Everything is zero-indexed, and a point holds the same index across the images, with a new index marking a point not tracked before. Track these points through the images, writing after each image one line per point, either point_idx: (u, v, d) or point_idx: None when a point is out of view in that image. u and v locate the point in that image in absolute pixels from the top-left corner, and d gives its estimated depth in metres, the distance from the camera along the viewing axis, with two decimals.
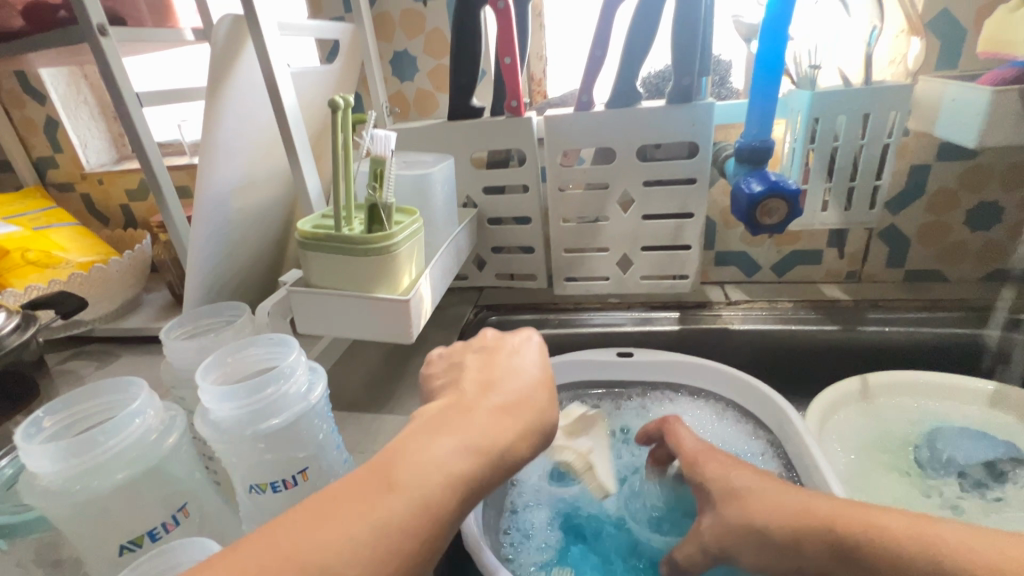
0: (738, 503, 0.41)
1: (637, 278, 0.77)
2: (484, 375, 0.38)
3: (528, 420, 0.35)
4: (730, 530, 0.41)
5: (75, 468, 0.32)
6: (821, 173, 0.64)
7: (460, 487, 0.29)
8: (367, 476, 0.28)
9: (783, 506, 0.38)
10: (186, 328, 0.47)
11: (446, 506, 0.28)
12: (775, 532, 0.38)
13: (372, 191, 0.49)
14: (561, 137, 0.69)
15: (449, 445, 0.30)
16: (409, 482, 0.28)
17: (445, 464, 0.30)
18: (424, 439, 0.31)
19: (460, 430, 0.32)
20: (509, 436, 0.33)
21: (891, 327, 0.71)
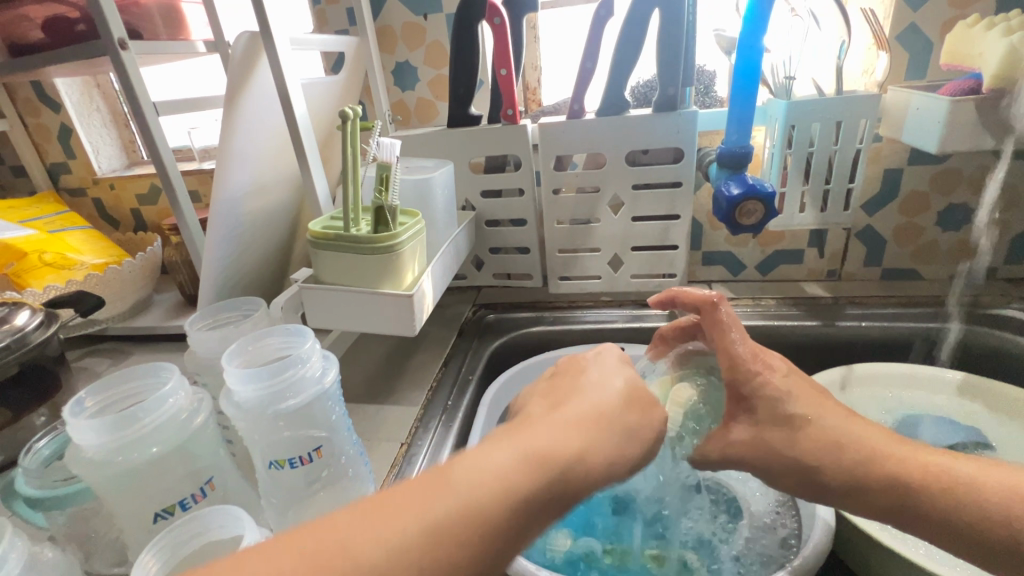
0: (789, 432, 0.40)
1: (628, 277, 0.81)
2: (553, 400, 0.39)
3: (597, 438, 0.34)
4: (770, 455, 0.41)
5: (117, 441, 0.36)
6: (798, 176, 0.68)
7: (513, 501, 0.29)
8: (424, 477, 0.30)
9: (842, 442, 0.38)
10: (207, 322, 0.51)
11: (495, 517, 0.29)
12: (830, 474, 0.38)
13: (378, 194, 0.54)
14: (555, 143, 0.74)
15: (507, 455, 0.31)
16: (461, 489, 0.29)
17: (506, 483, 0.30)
18: (485, 448, 0.32)
19: (520, 441, 0.32)
20: (576, 459, 0.32)
21: (868, 322, 0.75)
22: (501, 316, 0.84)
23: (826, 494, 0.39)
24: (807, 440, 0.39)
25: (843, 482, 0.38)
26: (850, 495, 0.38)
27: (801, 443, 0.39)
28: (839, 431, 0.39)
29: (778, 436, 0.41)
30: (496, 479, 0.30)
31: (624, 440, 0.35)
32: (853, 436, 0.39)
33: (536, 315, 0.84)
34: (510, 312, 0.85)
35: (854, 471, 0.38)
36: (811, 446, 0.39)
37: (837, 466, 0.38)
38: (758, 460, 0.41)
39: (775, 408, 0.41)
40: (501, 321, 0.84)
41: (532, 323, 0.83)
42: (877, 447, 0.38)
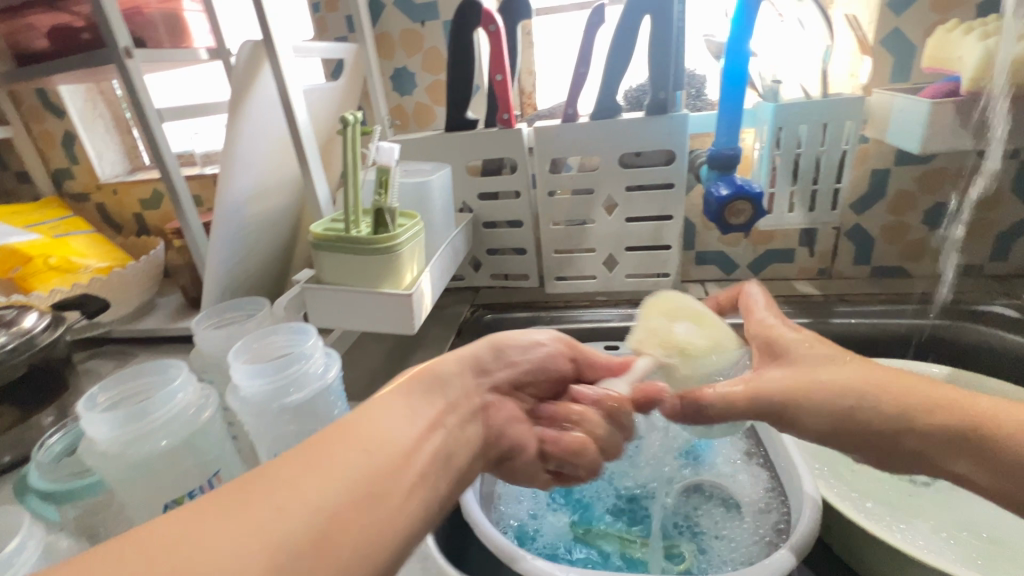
0: (836, 366, 0.41)
1: (622, 277, 0.83)
2: None
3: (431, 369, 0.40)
4: (825, 384, 0.40)
5: (129, 434, 0.37)
6: (787, 177, 0.70)
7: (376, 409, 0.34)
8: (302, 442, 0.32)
9: (860, 387, 0.39)
10: (213, 321, 0.53)
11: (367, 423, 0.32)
12: (890, 405, 0.39)
13: (378, 197, 0.55)
14: (549, 146, 0.75)
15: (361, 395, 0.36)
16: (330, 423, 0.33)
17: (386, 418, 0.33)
18: None
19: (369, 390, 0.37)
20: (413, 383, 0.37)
21: (857, 319, 0.77)
22: (498, 316, 0.86)
23: (877, 427, 0.39)
24: (828, 380, 0.41)
25: (903, 409, 0.38)
26: (911, 430, 0.38)
27: (825, 384, 0.40)
28: (858, 376, 0.40)
29: (828, 370, 0.41)
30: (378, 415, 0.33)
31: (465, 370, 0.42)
32: (869, 380, 0.40)
33: (533, 315, 0.86)
34: (507, 312, 0.87)
35: (912, 398, 0.39)
36: (865, 374, 0.40)
37: (893, 392, 0.39)
38: (792, 398, 0.41)
39: (817, 352, 0.43)
40: (499, 320, 0.86)
41: (529, 322, 0.85)
42: (893, 386, 0.39)
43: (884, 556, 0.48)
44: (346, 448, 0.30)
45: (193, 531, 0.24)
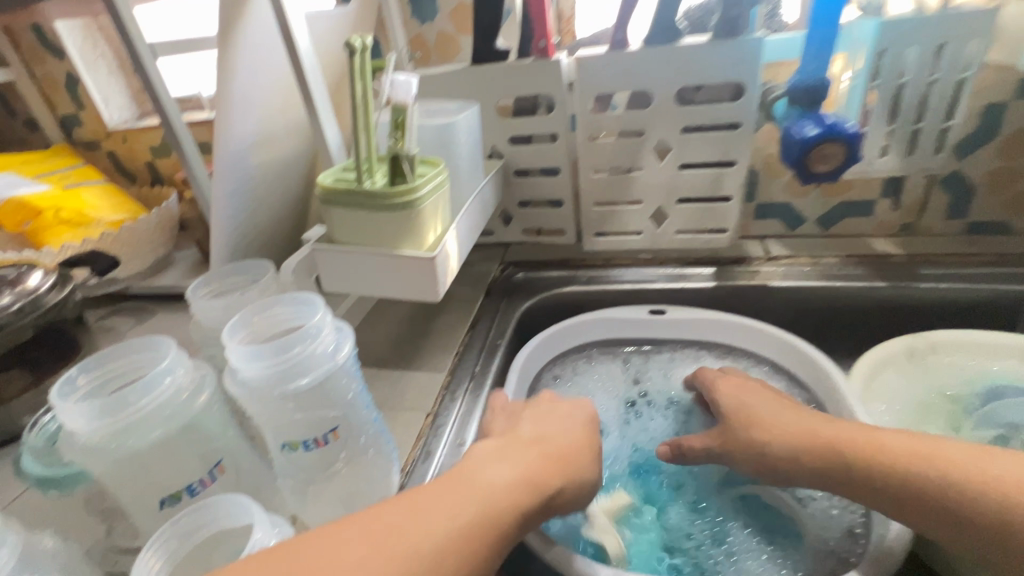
0: (762, 425, 0.50)
1: (671, 233, 0.74)
2: (540, 430, 0.47)
3: (569, 470, 0.43)
4: (747, 441, 0.50)
5: (109, 427, 0.32)
6: (883, 115, 0.58)
7: (510, 493, 0.37)
8: (444, 485, 0.36)
9: (781, 456, 0.48)
10: (213, 287, 0.47)
11: (502, 504, 0.36)
12: (779, 450, 0.48)
13: (394, 141, 0.47)
14: (593, 81, 0.65)
15: (504, 472, 0.39)
16: (476, 487, 0.36)
17: (506, 488, 0.37)
18: (487, 467, 0.39)
19: (511, 462, 0.40)
20: (556, 483, 0.41)
21: (946, 284, 0.67)
22: (531, 276, 0.79)
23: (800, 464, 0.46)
24: (757, 435, 0.50)
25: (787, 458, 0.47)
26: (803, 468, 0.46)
27: (763, 441, 0.49)
28: (804, 426, 0.48)
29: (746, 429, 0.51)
30: (495, 491, 0.36)
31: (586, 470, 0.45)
32: (811, 432, 0.47)
33: (569, 275, 0.79)
34: (540, 271, 0.79)
35: (809, 442, 0.46)
36: (773, 432, 0.49)
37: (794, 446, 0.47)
38: (731, 448, 0.51)
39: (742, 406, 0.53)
40: (531, 280, 0.79)
41: (564, 282, 0.77)
42: (925, 436, 0.42)
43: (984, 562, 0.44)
44: (465, 504, 0.34)
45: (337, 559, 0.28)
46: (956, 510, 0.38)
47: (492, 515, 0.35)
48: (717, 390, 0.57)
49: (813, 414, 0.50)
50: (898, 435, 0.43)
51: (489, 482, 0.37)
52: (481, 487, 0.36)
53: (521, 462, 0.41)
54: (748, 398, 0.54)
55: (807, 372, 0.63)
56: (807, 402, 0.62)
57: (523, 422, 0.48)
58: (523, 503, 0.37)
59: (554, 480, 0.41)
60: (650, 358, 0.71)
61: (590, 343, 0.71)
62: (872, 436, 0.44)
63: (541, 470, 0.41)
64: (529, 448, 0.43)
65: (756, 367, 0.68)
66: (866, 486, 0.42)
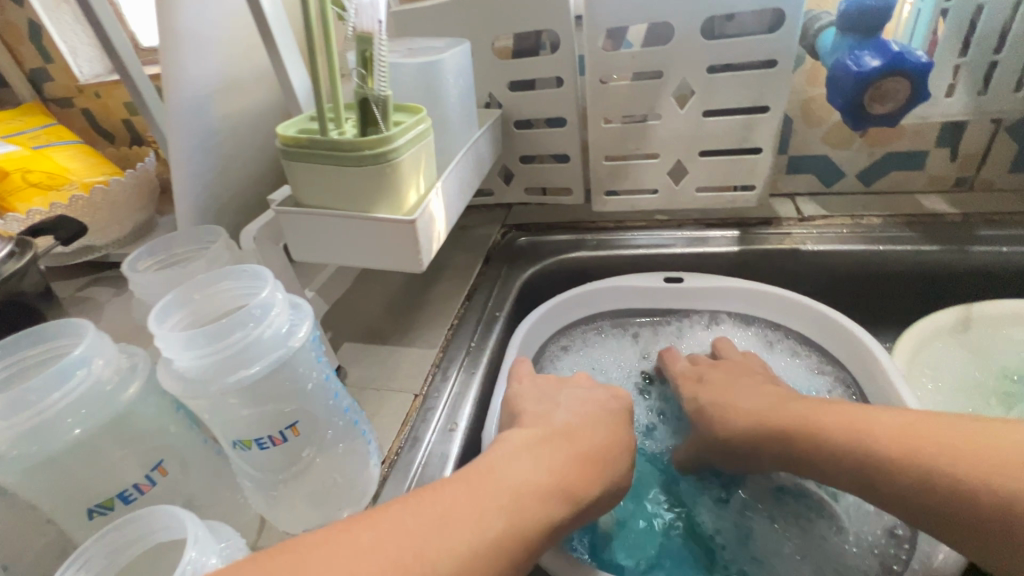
0: (712, 409, 0.49)
1: (692, 191, 0.65)
2: (573, 419, 0.41)
3: (613, 474, 0.38)
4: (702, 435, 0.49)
5: (7, 432, 0.27)
6: (954, 44, 0.48)
7: (542, 502, 0.32)
8: (468, 485, 0.31)
9: (736, 441, 0.46)
10: (159, 258, 0.41)
11: (533, 514, 0.31)
12: (735, 440, 0.46)
13: (360, 82, 0.39)
14: (604, 12, 0.55)
15: (536, 472, 0.34)
16: (506, 495, 0.31)
17: (537, 495, 0.32)
18: (517, 465, 0.34)
19: (545, 461, 0.35)
20: (595, 491, 0.36)
21: (1010, 247, 0.59)
22: (534, 241, 0.72)
23: (762, 455, 0.45)
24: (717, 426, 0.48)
25: (746, 446, 0.45)
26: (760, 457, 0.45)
27: (720, 430, 0.47)
28: (754, 409, 0.46)
29: (701, 418, 0.50)
30: (526, 496, 0.32)
31: (627, 469, 0.40)
32: (753, 426, 0.45)
33: (576, 239, 0.71)
34: (544, 235, 0.72)
35: (762, 433, 0.44)
36: (725, 423, 0.47)
37: (746, 434, 0.45)
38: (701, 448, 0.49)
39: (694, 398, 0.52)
40: (534, 246, 0.72)
41: (571, 247, 0.70)
42: (855, 408, 0.41)
43: None
44: (493, 514, 0.30)
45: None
46: (930, 492, 0.34)
47: (521, 529, 0.30)
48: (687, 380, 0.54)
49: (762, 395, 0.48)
50: (836, 409, 0.41)
51: (518, 483, 0.32)
52: (507, 489, 0.32)
53: (553, 460, 0.36)
54: (701, 394, 0.52)
55: (845, 348, 0.56)
56: (841, 380, 0.56)
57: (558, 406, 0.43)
58: (557, 511, 0.33)
59: (592, 485, 0.36)
60: (662, 331, 0.65)
61: (598, 315, 0.64)
62: (811, 416, 0.42)
63: (580, 474, 0.36)
64: (563, 442, 0.38)
65: (785, 340, 0.61)
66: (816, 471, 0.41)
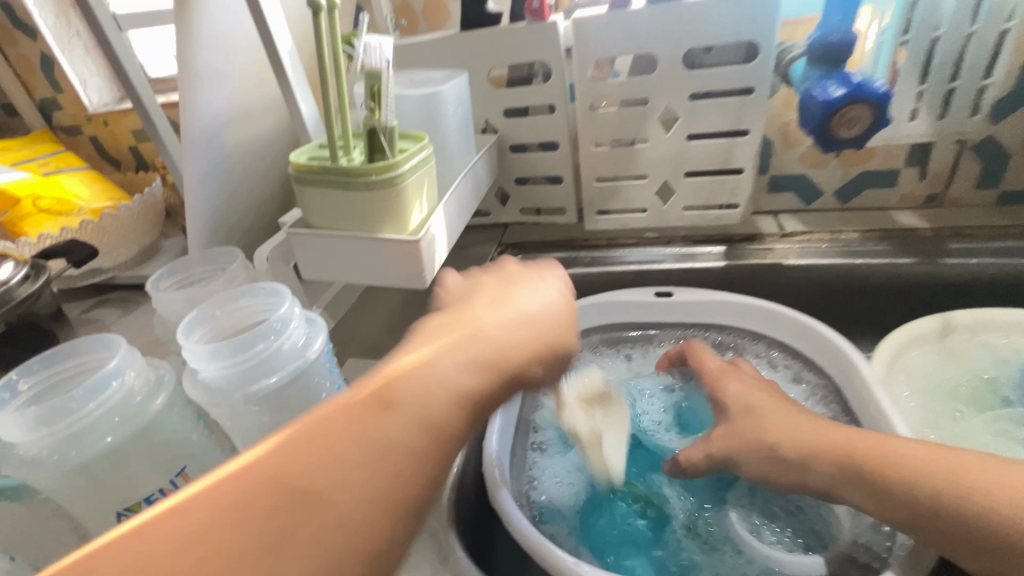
0: (757, 421, 0.49)
1: (679, 210, 0.69)
2: (495, 293, 0.36)
3: (540, 338, 0.34)
4: (746, 442, 0.48)
5: (50, 438, 0.29)
6: (914, 73, 0.53)
7: (456, 388, 0.28)
8: (362, 391, 0.27)
9: (795, 455, 0.45)
10: (178, 278, 0.43)
11: (443, 407, 0.27)
12: (790, 455, 0.46)
13: (369, 113, 0.42)
14: (593, 46, 0.59)
15: (442, 359, 0.29)
16: (407, 393, 0.27)
17: (443, 385, 0.28)
18: (418, 354, 0.29)
19: (453, 343, 0.30)
20: (518, 360, 0.32)
21: (977, 259, 0.62)
22: (530, 259, 0.75)
23: (822, 476, 0.44)
24: (772, 438, 0.47)
25: (802, 462, 0.45)
26: (810, 476, 0.45)
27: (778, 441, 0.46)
28: (820, 433, 0.45)
29: (746, 427, 0.49)
30: (431, 390, 0.28)
31: (559, 334, 0.36)
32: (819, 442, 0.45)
33: (570, 256, 0.74)
34: (539, 253, 0.75)
35: (835, 456, 0.43)
36: (784, 435, 0.47)
37: (807, 450, 0.45)
38: (735, 451, 0.49)
39: (740, 402, 0.52)
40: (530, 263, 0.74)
41: (565, 265, 0.73)
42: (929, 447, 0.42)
43: None
44: (392, 419, 0.26)
45: (224, 536, 0.22)
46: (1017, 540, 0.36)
47: (416, 424, 0.26)
48: (722, 386, 0.55)
49: (800, 414, 0.48)
50: (913, 443, 0.42)
51: (419, 378, 0.28)
52: (406, 386, 0.27)
53: (463, 342, 0.31)
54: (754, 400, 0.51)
55: (825, 357, 0.59)
56: (822, 387, 0.59)
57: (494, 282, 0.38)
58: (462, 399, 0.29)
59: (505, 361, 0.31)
60: (652, 345, 0.67)
61: (590, 330, 0.67)
62: (887, 446, 0.42)
63: (497, 345, 0.31)
64: (474, 317, 0.33)
65: (767, 351, 0.64)
66: (883, 496, 0.41)
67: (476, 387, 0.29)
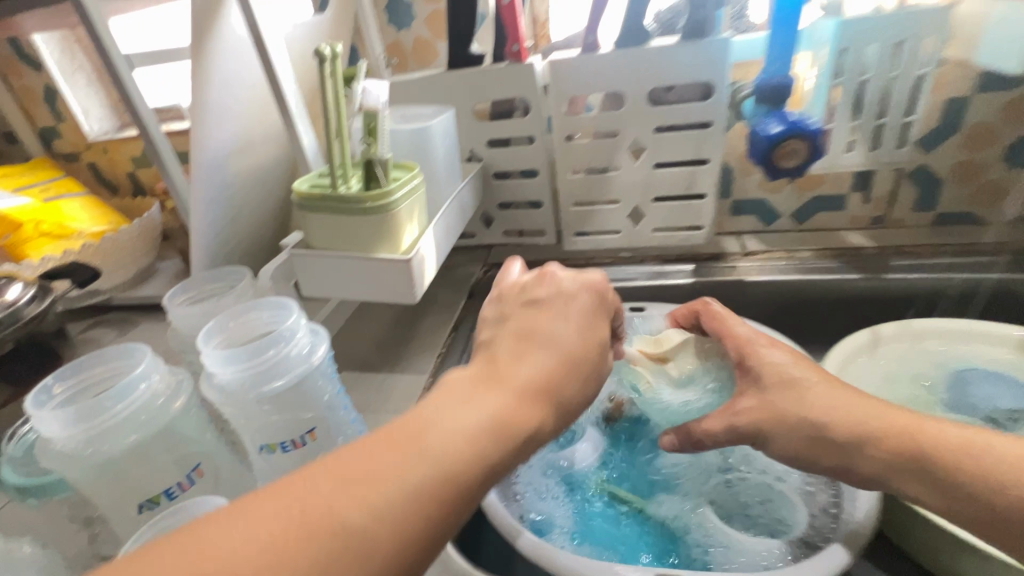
0: (796, 393, 0.43)
1: (650, 231, 0.75)
2: (526, 327, 0.36)
3: (566, 392, 0.33)
4: (784, 416, 0.43)
5: (85, 432, 0.33)
6: (847, 110, 0.60)
7: (482, 445, 0.28)
8: (392, 436, 0.27)
9: (838, 431, 0.41)
10: (191, 295, 0.47)
11: (467, 464, 0.27)
12: (837, 433, 0.41)
13: (366, 147, 0.48)
14: (567, 84, 0.66)
15: (471, 415, 0.29)
16: (436, 445, 0.27)
17: (468, 440, 0.28)
18: (447, 408, 0.29)
19: (483, 399, 0.30)
20: (541, 419, 0.31)
21: (917, 274, 0.69)
22: None
23: (869, 460, 0.40)
24: (815, 410, 0.42)
25: (847, 438, 0.41)
26: (856, 457, 0.41)
27: (823, 418, 0.42)
28: (872, 415, 0.41)
29: (785, 398, 0.44)
30: (457, 444, 0.27)
31: (585, 392, 0.35)
32: (867, 420, 0.41)
33: None
34: None
35: (889, 443, 0.40)
36: (830, 412, 0.42)
37: (853, 427, 0.41)
38: (768, 425, 0.44)
39: (777, 373, 0.45)
40: None
41: None
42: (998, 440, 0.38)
43: (963, 555, 0.42)
44: (418, 469, 0.26)
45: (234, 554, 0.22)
46: None
47: (437, 474, 0.26)
48: (751, 354, 0.48)
49: (845, 388, 0.44)
50: (977, 433, 0.39)
51: (446, 431, 0.28)
52: (433, 438, 0.27)
53: (492, 399, 0.30)
54: (795, 369, 0.45)
55: None
56: None
57: (534, 308, 0.37)
58: (495, 448, 0.28)
59: (536, 411, 0.31)
60: None
61: None
62: (947, 435, 0.39)
63: (525, 403, 0.31)
64: (505, 368, 0.33)
65: None
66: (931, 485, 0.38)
67: (499, 445, 0.29)
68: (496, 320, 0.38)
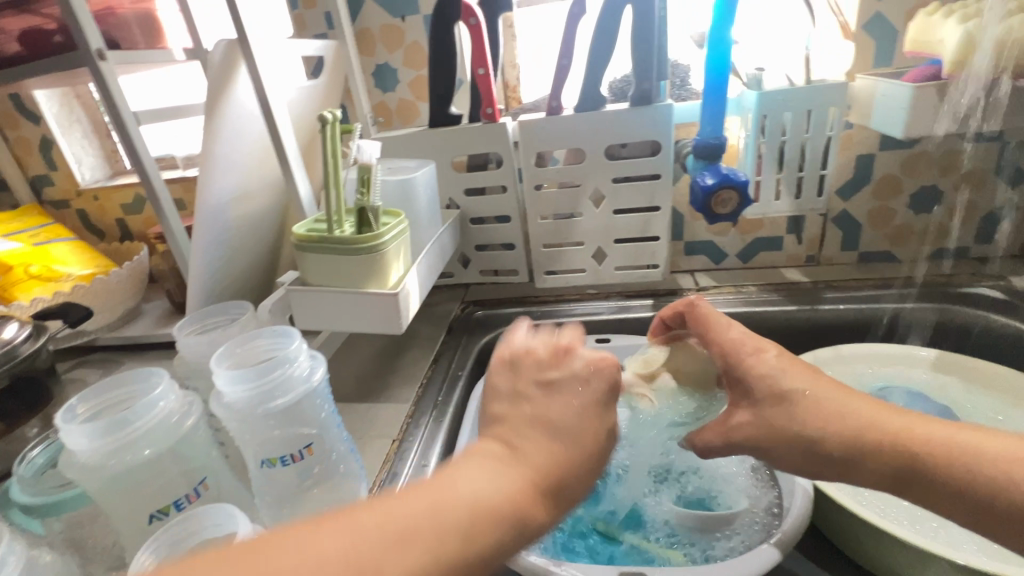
0: (791, 404, 0.41)
1: (612, 269, 0.83)
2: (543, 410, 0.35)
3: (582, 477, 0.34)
4: (773, 430, 0.42)
5: (107, 446, 0.37)
6: (772, 165, 0.71)
7: (505, 524, 0.29)
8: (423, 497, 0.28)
9: (836, 443, 0.39)
10: (196, 327, 0.52)
11: (489, 539, 0.28)
12: (833, 447, 0.39)
13: (360, 196, 0.55)
14: (535, 140, 0.75)
15: (497, 494, 0.30)
16: (464, 520, 0.28)
17: (494, 515, 0.29)
18: (474, 483, 0.30)
19: (508, 477, 0.31)
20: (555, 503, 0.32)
21: (845, 304, 0.78)
22: (489, 313, 0.86)
23: (869, 470, 0.39)
24: (809, 421, 0.40)
25: (844, 447, 0.39)
26: (856, 468, 0.39)
27: (815, 430, 0.40)
28: (873, 420, 0.39)
29: (779, 413, 0.42)
30: (483, 523, 0.29)
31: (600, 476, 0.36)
32: (873, 422, 0.39)
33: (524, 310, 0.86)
34: (498, 308, 0.87)
35: (888, 452, 0.38)
36: (823, 421, 0.40)
37: (849, 438, 0.39)
38: (766, 440, 0.42)
39: (770, 385, 0.43)
40: (490, 317, 0.86)
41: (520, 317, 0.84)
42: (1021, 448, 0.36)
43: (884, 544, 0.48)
44: (445, 538, 0.27)
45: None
46: None
47: (459, 546, 0.27)
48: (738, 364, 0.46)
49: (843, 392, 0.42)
50: (975, 432, 0.38)
51: (472, 503, 0.29)
52: (461, 509, 0.28)
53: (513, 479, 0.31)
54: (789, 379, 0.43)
55: None
56: None
57: (555, 389, 0.36)
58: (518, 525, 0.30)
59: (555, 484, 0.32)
60: None
61: None
62: (953, 441, 0.37)
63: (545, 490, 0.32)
64: (527, 447, 0.33)
65: None
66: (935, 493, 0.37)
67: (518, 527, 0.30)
68: (511, 393, 0.37)
